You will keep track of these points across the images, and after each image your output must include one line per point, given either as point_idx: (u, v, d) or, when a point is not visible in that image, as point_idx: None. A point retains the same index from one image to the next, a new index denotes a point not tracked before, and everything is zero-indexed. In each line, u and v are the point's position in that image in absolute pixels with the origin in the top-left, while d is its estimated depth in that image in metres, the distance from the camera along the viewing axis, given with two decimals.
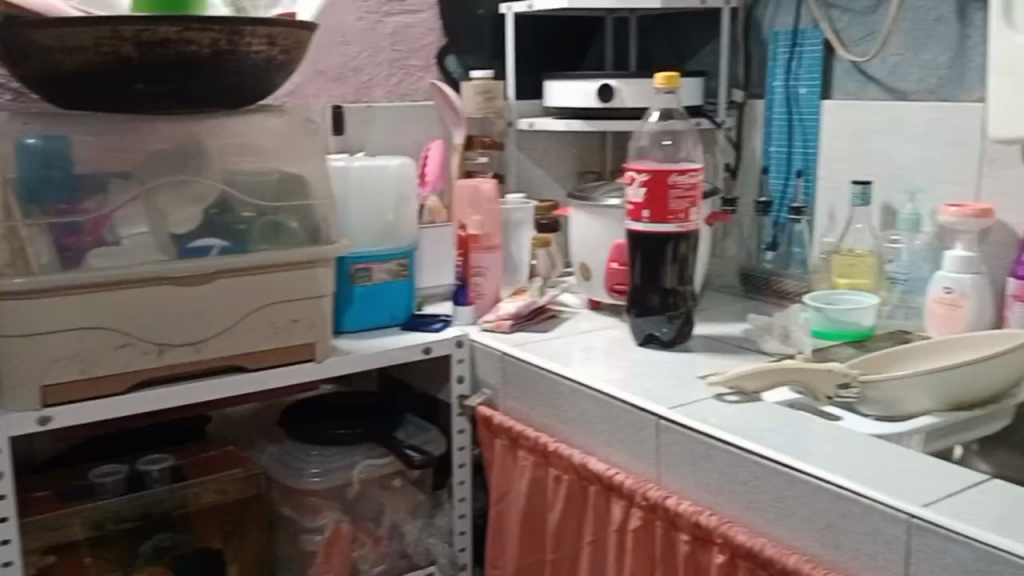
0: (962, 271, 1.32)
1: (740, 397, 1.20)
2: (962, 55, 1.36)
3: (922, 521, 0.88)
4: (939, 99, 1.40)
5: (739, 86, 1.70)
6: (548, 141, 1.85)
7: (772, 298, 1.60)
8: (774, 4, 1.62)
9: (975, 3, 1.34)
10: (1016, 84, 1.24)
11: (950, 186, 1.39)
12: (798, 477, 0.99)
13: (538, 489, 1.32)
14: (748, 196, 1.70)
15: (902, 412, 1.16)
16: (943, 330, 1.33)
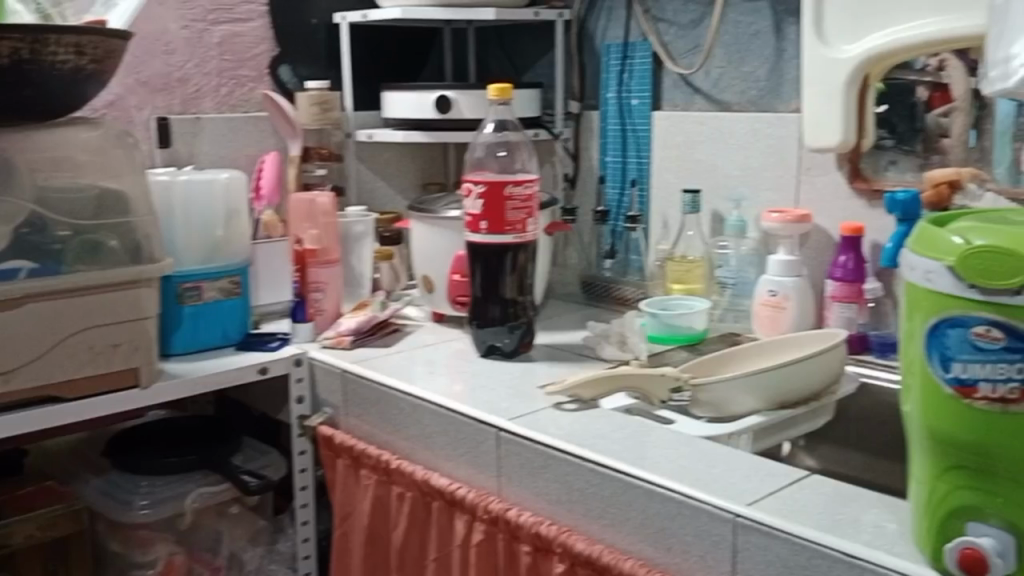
0: (785, 275, 1.38)
1: (577, 404, 1.22)
2: (778, 68, 1.43)
3: (746, 520, 0.91)
4: (758, 110, 1.46)
5: (574, 97, 1.73)
6: (389, 152, 1.82)
7: (612, 305, 1.63)
8: (605, 17, 1.66)
9: (788, 18, 1.41)
10: (826, 94, 1.31)
11: (771, 193, 1.46)
12: (631, 483, 1.01)
13: (381, 507, 1.30)
14: (587, 206, 1.73)
15: (731, 412, 1.19)
16: (770, 332, 1.39)
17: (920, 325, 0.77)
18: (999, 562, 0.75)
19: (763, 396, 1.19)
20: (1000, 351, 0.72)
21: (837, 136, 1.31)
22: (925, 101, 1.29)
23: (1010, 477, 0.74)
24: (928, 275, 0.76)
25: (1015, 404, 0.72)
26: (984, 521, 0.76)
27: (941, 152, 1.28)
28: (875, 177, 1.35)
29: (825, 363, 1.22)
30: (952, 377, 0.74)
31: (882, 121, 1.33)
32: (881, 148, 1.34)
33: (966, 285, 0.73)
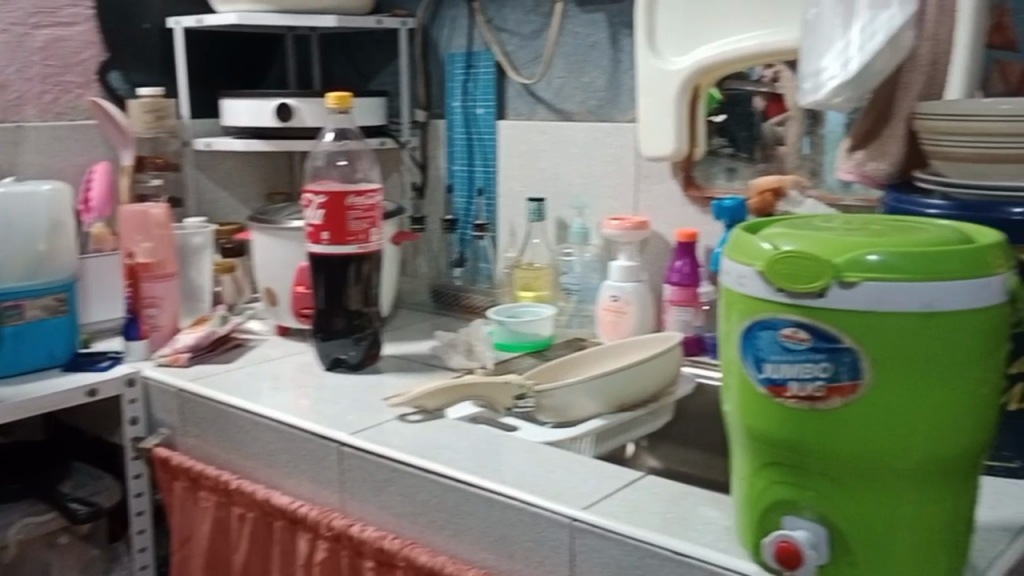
0: (625, 280, 1.41)
1: (422, 415, 1.21)
2: (616, 79, 1.47)
3: (582, 524, 0.92)
4: (598, 120, 1.50)
5: (420, 106, 1.72)
6: (231, 160, 1.77)
7: (461, 313, 1.63)
8: (449, 26, 1.66)
9: (623, 31, 1.45)
10: (660, 106, 1.35)
11: (611, 201, 1.50)
12: (472, 492, 1.01)
13: (222, 528, 1.26)
14: (435, 214, 1.73)
15: (574, 416, 1.21)
16: (612, 336, 1.42)
17: (734, 327, 0.80)
18: (811, 554, 0.78)
19: (604, 399, 1.22)
20: (806, 351, 0.75)
21: (671, 146, 1.35)
22: (762, 110, 1.33)
23: (820, 471, 0.77)
24: (741, 280, 0.79)
25: (822, 401, 0.75)
26: (799, 514, 0.79)
27: (778, 160, 1.33)
28: (707, 184, 1.40)
29: (663, 365, 1.26)
30: (765, 377, 0.77)
31: (722, 130, 1.37)
32: (721, 155, 1.39)
33: (775, 289, 0.76)
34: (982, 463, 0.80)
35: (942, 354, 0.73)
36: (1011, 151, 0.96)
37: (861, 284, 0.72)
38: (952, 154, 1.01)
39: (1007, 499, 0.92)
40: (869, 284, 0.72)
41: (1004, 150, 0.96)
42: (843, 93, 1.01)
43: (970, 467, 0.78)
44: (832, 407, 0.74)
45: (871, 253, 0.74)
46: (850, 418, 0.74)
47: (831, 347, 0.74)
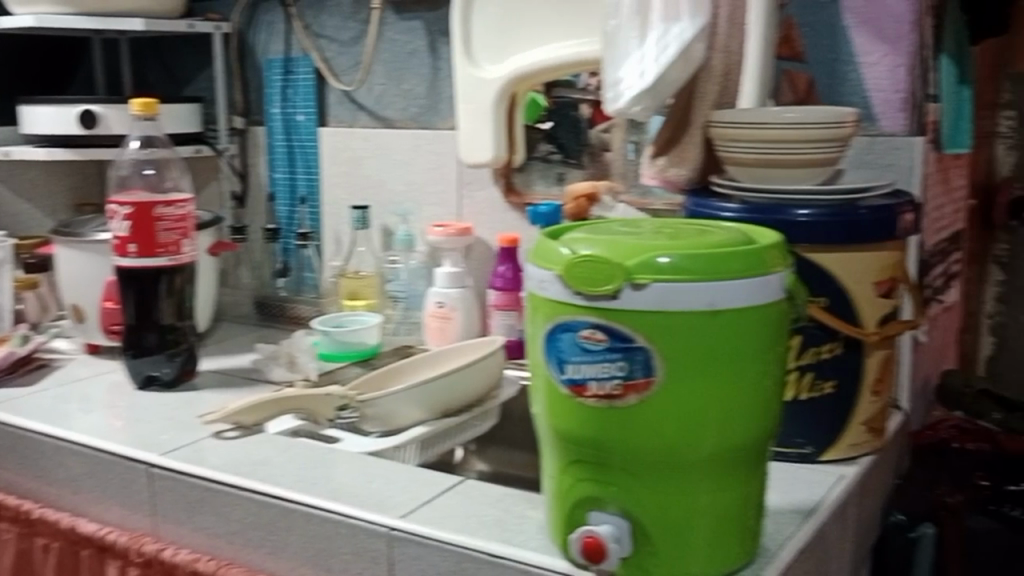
0: (451, 286, 1.42)
1: (239, 431, 1.17)
2: (435, 87, 1.47)
3: (399, 532, 0.92)
4: (419, 127, 1.50)
5: (238, 113, 1.67)
6: (34, 170, 1.67)
7: (286, 324, 1.59)
8: (265, 31, 1.62)
9: (441, 38, 1.46)
10: (476, 113, 1.37)
11: (433, 208, 1.51)
12: (289, 507, 0.98)
13: (26, 559, 1.19)
14: (257, 223, 1.68)
15: (399, 424, 1.20)
16: (439, 342, 1.42)
17: (537, 330, 0.81)
18: (615, 547, 0.80)
19: (428, 406, 1.22)
20: (603, 351, 0.76)
21: (490, 153, 1.37)
22: (589, 118, 1.36)
23: (622, 466, 0.79)
24: (542, 284, 0.80)
25: (619, 399, 0.77)
26: (604, 509, 0.81)
27: (604, 165, 1.37)
28: (526, 191, 1.43)
29: (486, 369, 1.27)
30: (567, 378, 0.78)
31: (552, 137, 1.40)
32: (550, 162, 1.41)
33: (572, 292, 0.77)
34: (768, 450, 0.84)
35: (727, 349, 0.76)
36: (796, 156, 1.04)
37: (651, 285, 0.75)
38: (747, 160, 1.06)
39: (798, 483, 0.98)
40: (658, 286, 0.75)
41: (791, 156, 1.03)
42: (642, 102, 1.05)
43: (758, 455, 0.82)
44: (628, 404, 0.77)
45: (661, 255, 0.76)
46: (646, 413, 0.77)
47: (626, 346, 0.76)
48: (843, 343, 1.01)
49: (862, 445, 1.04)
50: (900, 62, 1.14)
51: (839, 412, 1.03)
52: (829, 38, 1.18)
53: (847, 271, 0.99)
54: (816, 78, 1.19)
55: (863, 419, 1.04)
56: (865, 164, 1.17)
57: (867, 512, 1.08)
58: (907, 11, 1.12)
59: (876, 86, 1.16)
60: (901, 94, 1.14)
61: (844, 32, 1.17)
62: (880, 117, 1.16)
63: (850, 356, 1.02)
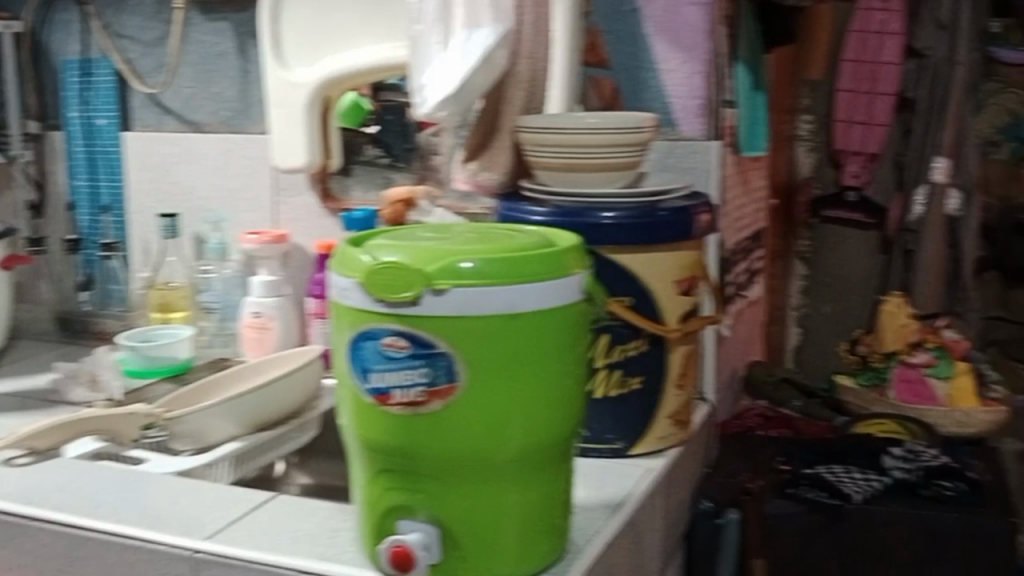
0: (269, 295, 1.38)
1: (32, 458, 1.10)
2: (245, 90, 1.43)
3: (204, 554, 0.88)
4: (229, 131, 1.45)
5: (33, 117, 1.56)
6: None
7: (91, 340, 1.50)
8: (60, 30, 1.53)
9: (250, 40, 1.42)
10: (289, 118, 1.34)
11: (246, 215, 1.46)
12: (86, 535, 0.93)
13: None
14: (57, 233, 1.58)
15: (210, 442, 1.16)
16: (256, 353, 1.38)
17: (340, 339, 0.78)
18: (424, 554, 0.79)
19: (241, 421, 1.17)
20: (406, 358, 0.75)
21: (303, 158, 1.35)
22: (416, 123, 1.35)
23: (430, 473, 0.78)
24: (343, 292, 0.77)
25: (424, 405, 0.75)
26: (413, 516, 0.79)
27: (431, 169, 1.35)
28: (342, 196, 1.40)
29: (302, 380, 1.24)
30: (371, 387, 0.76)
31: (379, 141, 1.37)
32: (378, 165, 1.38)
33: (374, 299, 0.75)
34: (573, 448, 0.85)
35: (532, 350, 0.77)
36: (599, 160, 1.07)
37: (452, 290, 0.74)
38: (554, 165, 1.08)
39: (607, 478, 1.00)
40: (459, 291, 0.74)
41: (595, 161, 1.06)
42: (446, 108, 1.08)
43: (563, 453, 0.83)
44: (433, 410, 0.75)
45: (463, 260, 0.75)
46: (452, 419, 0.75)
47: (429, 353, 0.74)
48: (647, 341, 1.05)
49: (669, 437, 1.08)
50: (697, 70, 1.19)
51: (645, 407, 1.06)
52: (630, 46, 1.21)
53: (649, 272, 1.03)
54: (620, 84, 1.23)
55: (669, 412, 1.07)
56: (667, 167, 1.22)
57: (676, 500, 1.12)
58: (701, 21, 1.18)
59: (676, 93, 1.20)
60: (698, 100, 1.19)
61: (645, 40, 1.21)
62: (680, 123, 1.21)
63: (654, 352, 1.05)
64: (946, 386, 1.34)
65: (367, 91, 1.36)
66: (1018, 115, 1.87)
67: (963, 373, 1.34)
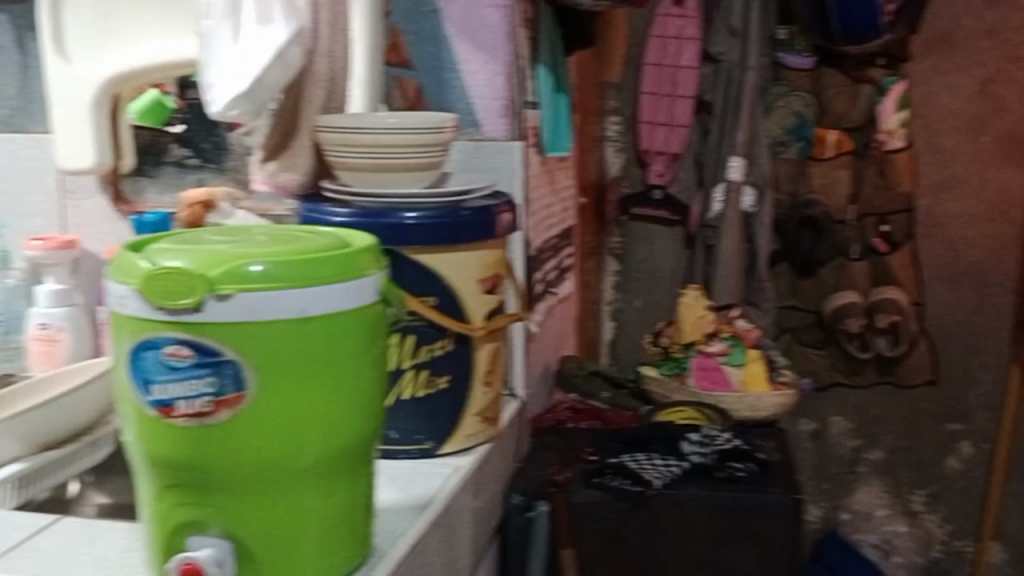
0: (56, 305, 1.29)
1: None
2: (26, 86, 1.34)
3: None
4: (9, 131, 1.35)
5: None
6: None
7: None
8: None
9: (29, 34, 1.33)
10: (73, 117, 1.26)
11: (30, 220, 1.37)
12: None
13: None
14: None
15: None
16: (45, 367, 1.29)
17: (120, 349, 0.74)
18: (216, 571, 0.76)
19: (24, 440, 1.09)
20: (190, 368, 0.71)
21: (92, 160, 1.27)
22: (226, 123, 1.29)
23: (220, 486, 0.75)
24: (121, 301, 0.73)
25: (211, 415, 0.72)
26: (205, 532, 0.76)
27: (233, 171, 1.30)
28: (135, 199, 1.33)
29: (92, 395, 1.17)
30: (153, 399, 0.72)
31: (185, 141, 1.31)
32: (186, 167, 1.32)
33: (153, 307, 0.71)
34: (373, 451, 0.84)
35: (324, 355, 0.75)
36: (402, 161, 1.06)
37: (236, 295, 0.71)
38: (356, 166, 1.07)
39: (414, 479, 1.00)
40: (245, 296, 0.71)
41: (398, 161, 1.06)
42: (239, 106, 1.05)
43: (362, 457, 0.82)
44: (221, 420, 0.72)
45: (250, 264, 0.72)
46: (242, 429, 0.73)
47: (214, 361, 0.71)
48: (453, 340, 1.04)
49: (476, 435, 1.08)
50: (498, 70, 1.20)
51: (453, 406, 1.06)
52: (432, 47, 1.21)
53: (452, 271, 1.02)
54: (423, 84, 1.22)
55: (476, 410, 1.08)
56: (470, 167, 1.23)
57: (486, 498, 1.13)
58: (500, 23, 1.19)
59: (479, 93, 1.21)
60: (500, 101, 1.20)
61: (446, 41, 1.21)
62: (484, 123, 1.22)
63: (459, 351, 1.05)
64: (740, 372, 1.42)
65: (172, 90, 1.31)
66: (802, 116, 1.97)
67: (754, 360, 1.43)
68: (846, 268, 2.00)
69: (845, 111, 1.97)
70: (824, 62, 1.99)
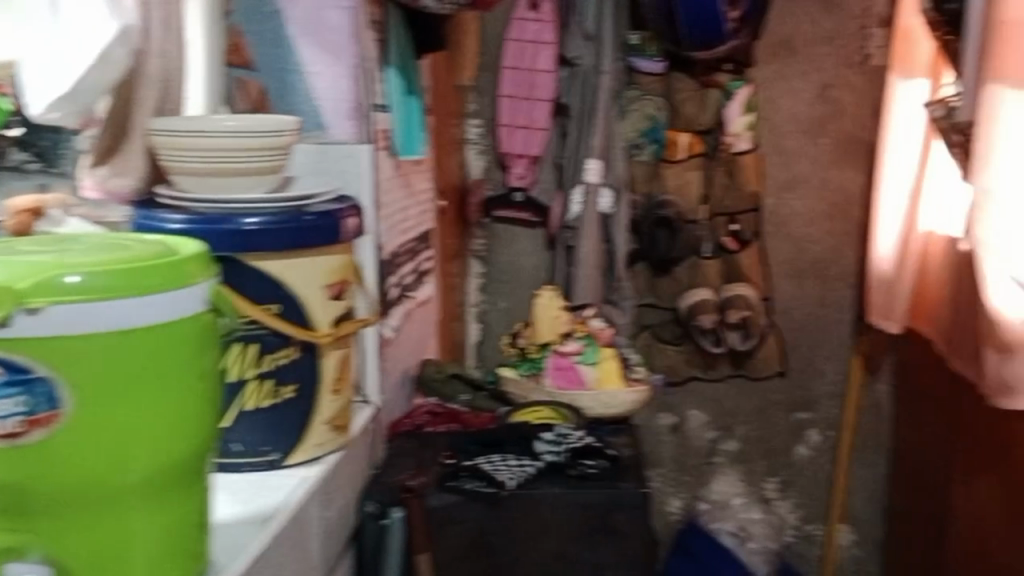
0: None
1: None
2: None
3: None
4: None
5: None
6: None
7: None
8: None
9: None
10: None
11: None
12: None
13: None
14: None
15: None
16: None
17: None
18: None
19: None
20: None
21: None
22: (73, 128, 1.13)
23: (36, 511, 0.71)
24: None
25: (24, 436, 0.68)
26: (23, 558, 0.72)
27: None
28: None
29: None
30: None
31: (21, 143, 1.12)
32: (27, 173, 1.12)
33: None
34: (206, 464, 0.81)
35: (149, 367, 0.72)
36: (243, 166, 1.02)
37: (49, 308, 0.68)
38: (192, 170, 1.02)
39: (258, 492, 0.98)
40: (58, 308, 0.68)
41: (237, 165, 1.02)
42: (62, 108, 1.00)
43: (195, 471, 0.79)
44: (35, 440, 0.68)
45: (65, 274, 0.69)
46: (59, 447, 0.69)
47: (25, 378, 0.68)
48: (299, 348, 1.01)
49: (326, 444, 1.07)
50: (343, 73, 1.18)
51: (301, 415, 1.04)
52: (275, 48, 1.18)
53: (296, 278, 1.00)
54: (267, 86, 1.19)
55: (326, 418, 1.06)
56: (319, 171, 1.21)
57: (336, 508, 1.11)
58: (346, 24, 1.17)
59: (325, 95, 1.19)
60: (349, 103, 1.19)
61: (290, 42, 1.18)
62: (330, 126, 1.20)
63: (306, 359, 1.02)
64: (593, 370, 1.45)
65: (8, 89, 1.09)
66: (655, 120, 2.04)
67: (608, 358, 1.46)
68: (699, 266, 2.05)
69: (696, 114, 2.03)
70: (674, 67, 2.05)
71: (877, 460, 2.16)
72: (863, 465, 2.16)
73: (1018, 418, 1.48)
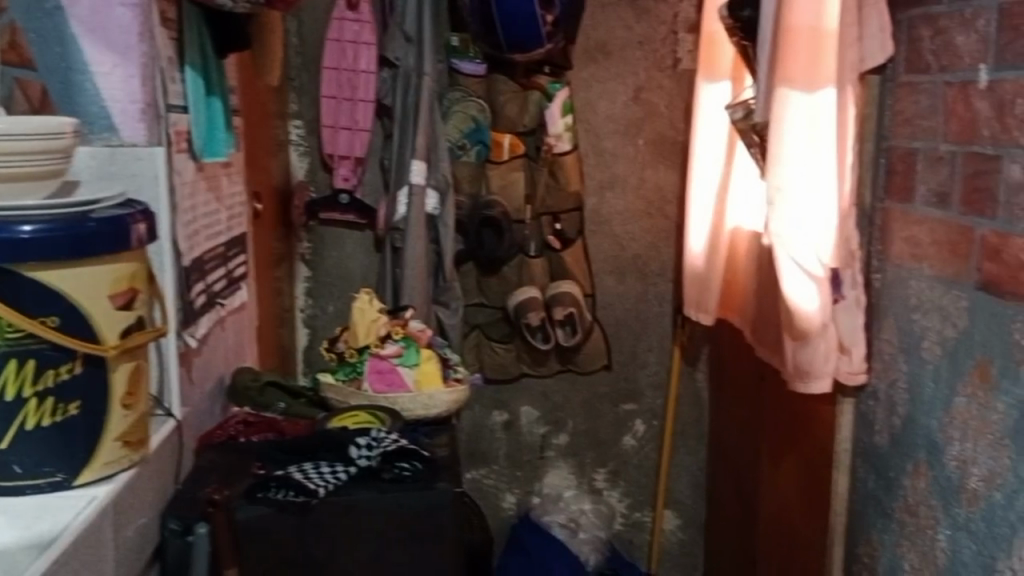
0: None
1: None
2: None
3: None
4: None
5: None
6: None
7: None
8: None
9: None
10: None
11: None
12: None
13: None
14: None
15: None
16: None
17: None
18: None
19: None
20: None
21: None
22: None
23: None
24: None
25: None
26: None
27: None
28: None
29: None
30: None
31: None
32: None
33: None
34: None
35: None
36: (18, 170, 0.95)
37: None
38: None
39: (41, 516, 0.92)
40: None
41: (10, 169, 0.94)
42: None
43: None
44: None
45: None
46: None
47: None
48: (82, 362, 0.97)
49: (118, 461, 1.02)
50: (132, 72, 1.13)
51: (89, 433, 0.99)
52: (58, 47, 1.12)
53: (80, 289, 0.95)
54: (49, 87, 1.13)
55: (117, 434, 1.01)
56: (107, 175, 1.14)
57: (133, 527, 1.07)
58: (133, 22, 1.13)
59: (113, 96, 1.14)
60: (137, 104, 1.14)
61: (73, 40, 1.12)
62: (121, 127, 1.15)
63: (91, 374, 0.98)
64: (412, 372, 1.45)
65: None
66: (478, 120, 2.03)
67: (426, 360, 1.47)
68: (525, 264, 2.09)
69: (518, 116, 2.05)
70: (495, 69, 2.06)
71: (696, 445, 2.28)
72: (684, 451, 2.27)
73: (814, 401, 1.59)
